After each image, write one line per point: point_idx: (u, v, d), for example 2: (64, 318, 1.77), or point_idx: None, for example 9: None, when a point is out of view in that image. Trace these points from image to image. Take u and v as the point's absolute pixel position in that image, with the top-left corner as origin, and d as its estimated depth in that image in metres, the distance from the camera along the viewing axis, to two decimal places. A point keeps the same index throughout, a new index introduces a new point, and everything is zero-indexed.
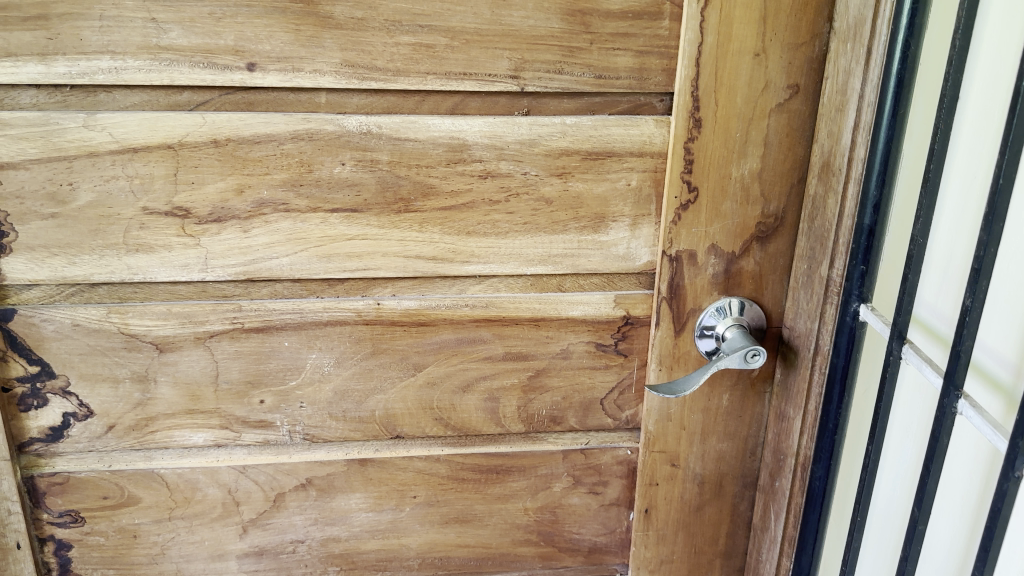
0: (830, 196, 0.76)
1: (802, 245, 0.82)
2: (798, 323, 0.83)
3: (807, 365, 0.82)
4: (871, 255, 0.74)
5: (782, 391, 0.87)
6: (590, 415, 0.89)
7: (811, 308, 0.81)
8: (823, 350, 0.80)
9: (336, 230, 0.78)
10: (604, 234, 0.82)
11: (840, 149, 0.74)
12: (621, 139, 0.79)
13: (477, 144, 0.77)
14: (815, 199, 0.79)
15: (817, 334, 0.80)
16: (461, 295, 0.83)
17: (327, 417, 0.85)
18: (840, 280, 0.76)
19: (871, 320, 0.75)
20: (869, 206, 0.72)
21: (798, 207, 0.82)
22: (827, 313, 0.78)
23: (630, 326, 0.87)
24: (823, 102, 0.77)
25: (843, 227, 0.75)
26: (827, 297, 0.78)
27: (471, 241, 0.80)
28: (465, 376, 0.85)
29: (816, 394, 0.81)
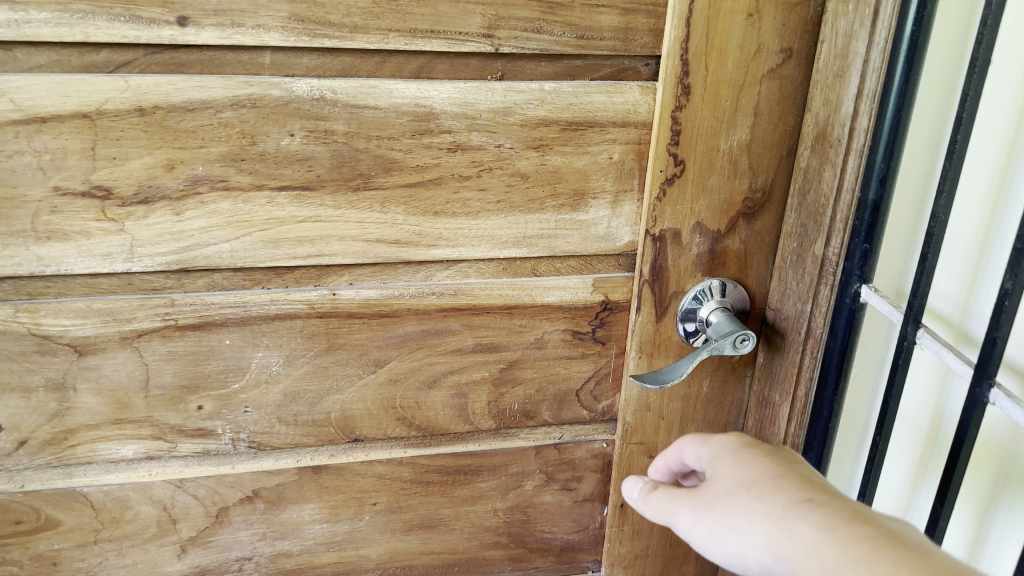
0: (824, 169, 0.71)
1: (791, 222, 0.77)
2: (785, 306, 0.78)
3: (798, 352, 0.77)
4: (875, 231, 0.69)
5: (767, 377, 0.82)
6: (564, 408, 0.83)
7: (801, 289, 0.75)
8: (816, 334, 0.74)
9: (284, 211, 0.68)
10: (583, 212, 0.75)
11: (837, 119, 0.69)
12: (604, 107, 0.72)
13: (446, 113, 0.69)
14: (805, 173, 0.74)
15: (809, 316, 0.75)
16: (427, 283, 0.74)
17: (275, 422, 0.75)
18: (837, 260, 0.71)
19: (877, 302, 0.70)
20: (874, 180, 0.67)
21: (785, 182, 0.77)
22: (821, 295, 0.73)
23: (609, 312, 0.80)
24: (816, 68, 0.72)
25: (839, 204, 0.69)
26: (822, 279, 0.72)
27: (439, 222, 0.72)
28: (431, 371, 0.77)
29: (807, 380, 0.76)
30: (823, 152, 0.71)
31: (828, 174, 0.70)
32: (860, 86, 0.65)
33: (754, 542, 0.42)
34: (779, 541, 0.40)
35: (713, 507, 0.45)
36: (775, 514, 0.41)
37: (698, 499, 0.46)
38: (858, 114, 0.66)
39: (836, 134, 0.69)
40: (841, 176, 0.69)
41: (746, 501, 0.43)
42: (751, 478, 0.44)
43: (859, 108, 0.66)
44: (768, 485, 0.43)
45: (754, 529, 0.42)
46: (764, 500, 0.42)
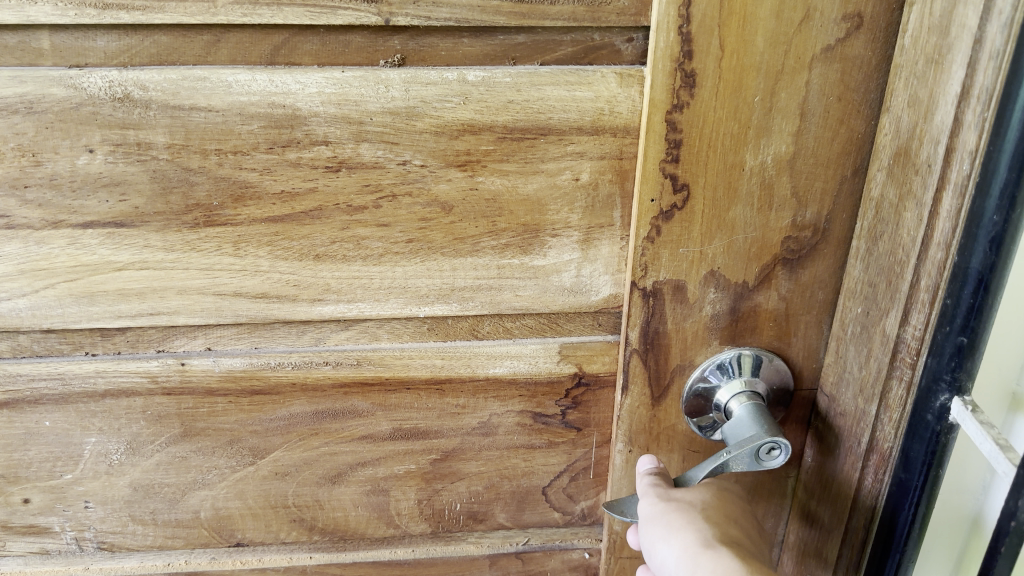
0: (905, 207, 0.45)
1: (856, 275, 0.51)
2: (844, 397, 0.53)
3: (856, 467, 0.52)
4: (981, 319, 0.43)
5: (819, 485, 0.57)
6: (526, 509, 0.61)
7: (864, 381, 0.50)
8: (882, 449, 0.50)
9: (96, 257, 0.49)
10: (538, 256, 0.52)
11: (928, 131, 0.42)
12: (562, 106, 0.48)
13: (318, 116, 0.46)
14: (879, 207, 0.48)
15: (873, 422, 0.50)
16: (316, 349, 0.54)
17: (127, 521, 0.58)
18: (918, 350, 0.46)
19: (972, 431, 0.44)
20: (982, 239, 0.41)
21: (851, 214, 0.51)
22: (891, 395, 0.48)
23: (584, 388, 0.57)
24: (898, 49, 0.46)
25: (923, 265, 0.44)
26: (892, 372, 0.48)
27: (324, 269, 0.50)
28: (334, 463, 0.57)
29: (866, 508, 0.52)
30: (905, 181, 0.45)
31: (910, 217, 0.44)
32: (968, 81, 0.39)
33: None
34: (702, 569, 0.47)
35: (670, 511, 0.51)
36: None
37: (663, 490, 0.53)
38: (961, 126, 0.40)
39: (924, 156, 0.43)
40: (929, 223, 0.43)
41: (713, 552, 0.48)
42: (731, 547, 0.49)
43: (964, 119, 0.40)
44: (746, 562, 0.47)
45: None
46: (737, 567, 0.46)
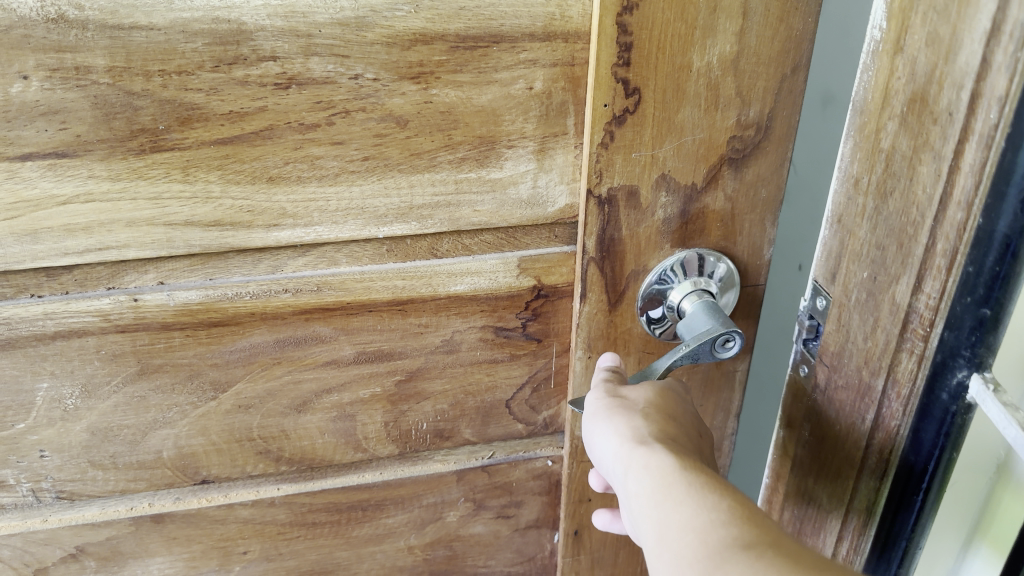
0: (918, 160, 0.40)
1: (860, 237, 0.45)
2: (846, 369, 0.48)
3: (859, 443, 0.49)
4: (1007, 286, 0.39)
5: (814, 460, 0.54)
6: (491, 424, 0.62)
7: (870, 354, 0.46)
8: (890, 423, 0.46)
9: (37, 191, 0.46)
10: (494, 168, 0.52)
11: (949, 75, 0.37)
12: (513, 12, 0.47)
13: (264, 31, 0.45)
14: (887, 161, 0.42)
15: (879, 397, 0.46)
16: (274, 276, 0.53)
17: (86, 467, 0.56)
18: (932, 321, 0.41)
19: (995, 411, 0.41)
20: (1012, 197, 0.36)
21: (851, 165, 0.45)
22: (900, 367, 0.44)
23: (544, 300, 0.58)
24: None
25: (940, 227, 0.39)
26: (902, 344, 0.43)
27: (280, 192, 0.49)
28: (299, 392, 0.57)
29: (871, 483, 0.49)
30: (917, 131, 0.39)
31: (925, 172, 0.39)
32: (999, 15, 0.33)
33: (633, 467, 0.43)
34: (630, 454, 0.44)
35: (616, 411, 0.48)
36: (657, 460, 0.43)
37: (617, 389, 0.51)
38: (990, 68, 0.35)
39: (943, 103, 0.37)
40: (948, 179, 0.38)
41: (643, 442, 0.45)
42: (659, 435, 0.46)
43: (994, 61, 0.34)
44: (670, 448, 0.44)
45: (649, 464, 0.43)
46: (659, 454, 0.43)
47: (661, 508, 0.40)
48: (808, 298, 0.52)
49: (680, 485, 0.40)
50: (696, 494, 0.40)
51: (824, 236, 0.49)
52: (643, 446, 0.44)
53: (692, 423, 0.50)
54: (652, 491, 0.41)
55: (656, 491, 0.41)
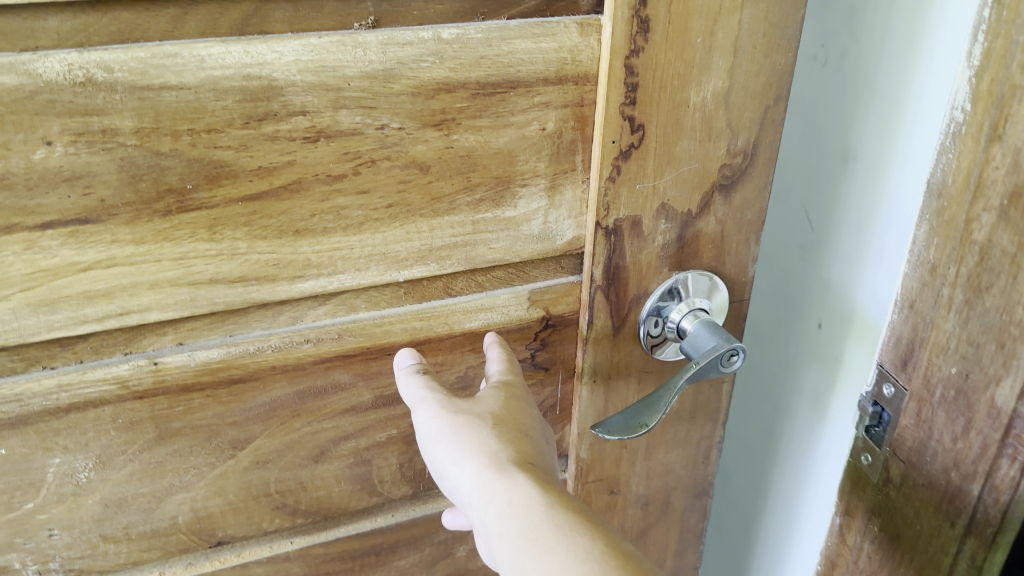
0: None
1: (949, 331, 0.45)
2: (929, 467, 0.49)
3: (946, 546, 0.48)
4: None
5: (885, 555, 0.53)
6: None
7: (960, 456, 0.46)
8: (981, 529, 0.46)
9: (57, 260, 0.44)
10: (509, 207, 0.53)
11: None
12: (530, 58, 0.49)
13: (295, 86, 0.45)
14: (981, 255, 0.42)
15: (976, 504, 0.46)
16: (295, 328, 0.52)
17: (97, 542, 0.54)
18: None
19: None
20: None
21: (926, 250, 0.46)
22: (998, 473, 0.44)
23: (551, 330, 0.60)
24: (969, 60, 0.41)
25: None
26: (1003, 451, 0.43)
27: (305, 244, 0.49)
28: (317, 442, 0.57)
29: None
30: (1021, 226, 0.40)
31: None
32: None
33: (494, 499, 0.46)
34: (492, 483, 0.46)
35: (456, 430, 0.49)
36: (518, 492, 0.45)
37: (448, 402, 0.51)
38: None
39: None
40: None
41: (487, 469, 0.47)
42: (513, 459, 0.48)
43: None
44: (526, 475, 0.46)
45: (509, 497, 0.45)
46: (519, 484, 0.46)
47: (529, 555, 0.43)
48: (870, 384, 0.53)
49: (547, 529, 0.43)
50: (566, 539, 0.43)
51: (891, 320, 0.50)
52: (503, 474, 0.47)
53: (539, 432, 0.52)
54: (518, 535, 0.44)
55: (523, 535, 0.44)
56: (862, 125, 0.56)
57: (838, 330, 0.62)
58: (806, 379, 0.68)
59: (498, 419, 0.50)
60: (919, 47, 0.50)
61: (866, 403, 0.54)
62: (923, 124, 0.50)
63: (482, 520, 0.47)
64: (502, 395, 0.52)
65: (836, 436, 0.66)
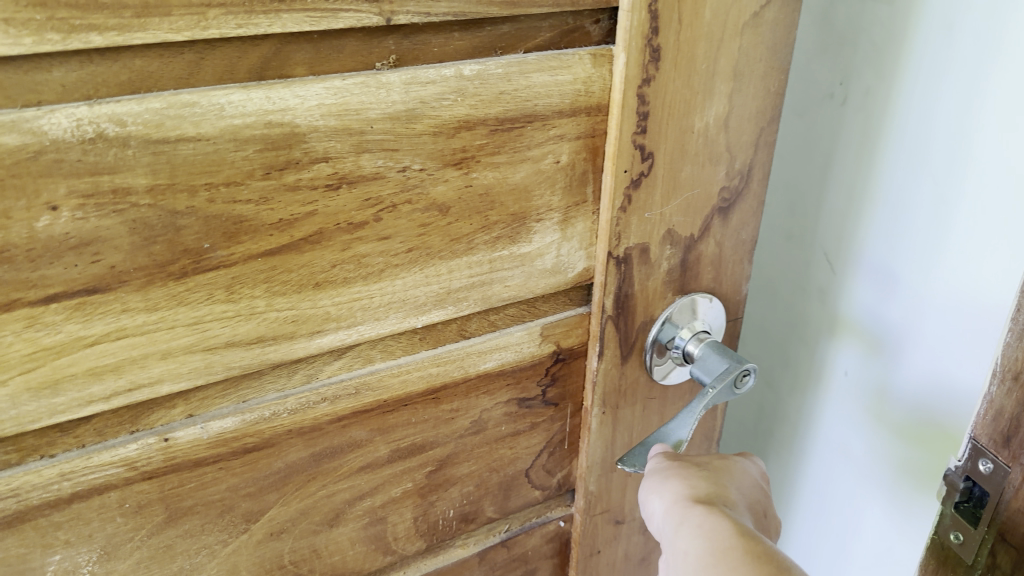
0: None
1: None
2: None
3: None
4: None
5: None
6: (512, 496, 0.61)
7: None
8: None
9: (61, 336, 0.40)
10: (525, 243, 0.52)
11: None
12: (547, 91, 0.48)
13: (317, 131, 0.42)
14: None
15: None
16: (310, 387, 0.49)
17: None
18: None
19: None
20: None
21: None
22: None
23: (561, 364, 0.59)
24: None
25: None
26: None
27: (325, 297, 0.46)
28: (333, 505, 0.53)
29: None
30: None
31: None
32: None
33: (687, 525, 0.50)
34: (688, 515, 0.50)
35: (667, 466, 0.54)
36: (709, 520, 0.49)
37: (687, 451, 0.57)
38: None
39: None
40: None
41: (685, 503, 0.51)
42: (702, 499, 0.51)
43: None
44: (719, 511, 0.50)
45: (701, 522, 0.49)
46: (710, 516, 0.49)
47: (711, 569, 0.46)
48: (960, 459, 0.48)
49: (735, 551, 0.47)
50: (753, 563, 0.46)
51: (986, 391, 0.46)
52: (699, 507, 0.51)
53: (758, 498, 0.55)
54: (704, 553, 0.47)
55: (708, 555, 0.47)
56: (839, 143, 0.65)
57: (827, 336, 0.71)
58: (789, 369, 0.76)
59: (711, 465, 0.55)
60: (890, 79, 0.60)
61: (955, 479, 0.49)
62: (897, 143, 0.60)
63: (670, 542, 0.50)
64: (721, 456, 0.57)
65: (824, 437, 0.74)
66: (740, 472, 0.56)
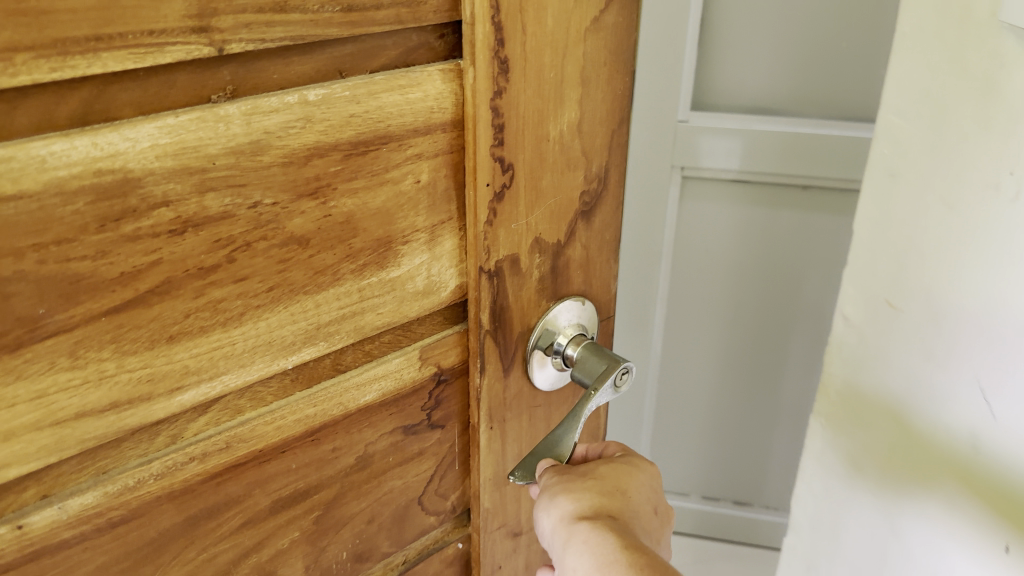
0: None
1: None
2: None
3: None
4: None
5: None
6: (407, 526, 0.59)
7: None
8: None
9: None
10: (393, 268, 0.50)
11: None
12: (398, 111, 0.46)
13: (154, 175, 0.39)
14: None
15: None
16: (178, 448, 0.45)
17: None
18: None
19: None
20: None
21: None
22: None
23: (442, 385, 0.57)
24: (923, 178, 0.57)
25: None
26: None
27: (183, 350, 0.43)
28: (215, 566, 0.50)
29: None
30: None
31: None
32: None
33: (575, 544, 0.52)
34: (575, 533, 0.53)
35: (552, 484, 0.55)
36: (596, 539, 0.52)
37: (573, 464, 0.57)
38: None
39: None
40: None
41: (572, 521, 0.53)
42: (588, 511, 0.53)
43: None
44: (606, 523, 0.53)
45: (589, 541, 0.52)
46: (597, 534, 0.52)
47: None
48: None
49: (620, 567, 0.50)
50: None
51: None
52: (584, 521, 0.53)
53: (650, 497, 0.57)
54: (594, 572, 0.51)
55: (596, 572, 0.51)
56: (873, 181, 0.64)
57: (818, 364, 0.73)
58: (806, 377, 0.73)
59: (595, 472, 0.56)
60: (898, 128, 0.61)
61: None
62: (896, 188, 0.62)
63: (562, 555, 0.53)
64: (608, 461, 0.58)
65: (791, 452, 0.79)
66: (627, 469, 0.57)
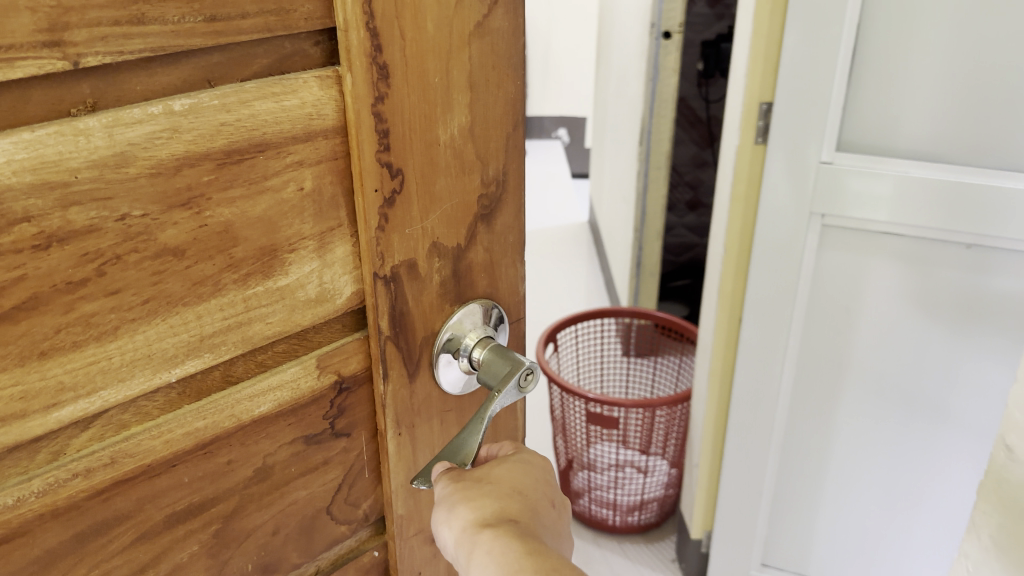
0: None
1: None
2: None
3: None
4: None
5: None
6: (317, 535, 0.59)
7: None
8: None
9: None
10: (280, 276, 0.50)
11: None
12: (274, 119, 0.46)
13: (11, 190, 0.39)
14: None
15: None
16: (60, 465, 0.45)
17: None
18: None
19: None
20: None
21: None
22: None
23: (346, 393, 0.57)
24: None
25: None
26: None
27: (56, 366, 0.43)
28: None
29: None
30: None
31: None
32: None
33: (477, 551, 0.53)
34: (475, 541, 0.53)
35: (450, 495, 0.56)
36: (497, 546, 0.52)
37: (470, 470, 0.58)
38: None
39: None
40: None
41: (473, 529, 0.54)
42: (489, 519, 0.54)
43: None
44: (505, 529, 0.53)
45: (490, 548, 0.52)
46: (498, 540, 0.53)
47: None
48: None
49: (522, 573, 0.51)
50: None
51: None
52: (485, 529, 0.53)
53: (546, 492, 0.58)
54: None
55: None
56: None
57: None
58: None
59: (492, 477, 0.57)
60: None
61: None
62: None
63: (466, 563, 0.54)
64: (504, 463, 0.59)
65: None
66: (525, 469, 0.58)
